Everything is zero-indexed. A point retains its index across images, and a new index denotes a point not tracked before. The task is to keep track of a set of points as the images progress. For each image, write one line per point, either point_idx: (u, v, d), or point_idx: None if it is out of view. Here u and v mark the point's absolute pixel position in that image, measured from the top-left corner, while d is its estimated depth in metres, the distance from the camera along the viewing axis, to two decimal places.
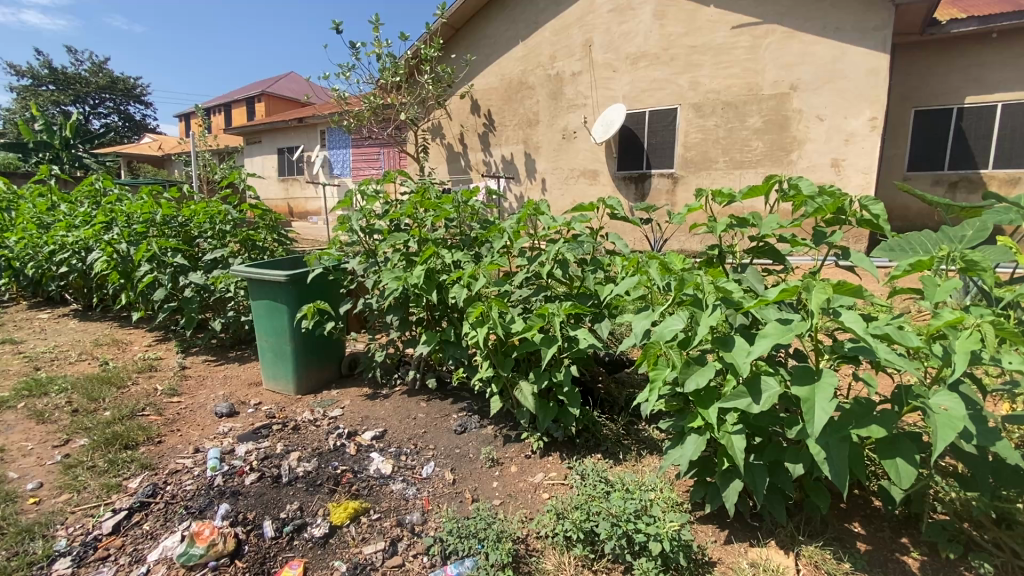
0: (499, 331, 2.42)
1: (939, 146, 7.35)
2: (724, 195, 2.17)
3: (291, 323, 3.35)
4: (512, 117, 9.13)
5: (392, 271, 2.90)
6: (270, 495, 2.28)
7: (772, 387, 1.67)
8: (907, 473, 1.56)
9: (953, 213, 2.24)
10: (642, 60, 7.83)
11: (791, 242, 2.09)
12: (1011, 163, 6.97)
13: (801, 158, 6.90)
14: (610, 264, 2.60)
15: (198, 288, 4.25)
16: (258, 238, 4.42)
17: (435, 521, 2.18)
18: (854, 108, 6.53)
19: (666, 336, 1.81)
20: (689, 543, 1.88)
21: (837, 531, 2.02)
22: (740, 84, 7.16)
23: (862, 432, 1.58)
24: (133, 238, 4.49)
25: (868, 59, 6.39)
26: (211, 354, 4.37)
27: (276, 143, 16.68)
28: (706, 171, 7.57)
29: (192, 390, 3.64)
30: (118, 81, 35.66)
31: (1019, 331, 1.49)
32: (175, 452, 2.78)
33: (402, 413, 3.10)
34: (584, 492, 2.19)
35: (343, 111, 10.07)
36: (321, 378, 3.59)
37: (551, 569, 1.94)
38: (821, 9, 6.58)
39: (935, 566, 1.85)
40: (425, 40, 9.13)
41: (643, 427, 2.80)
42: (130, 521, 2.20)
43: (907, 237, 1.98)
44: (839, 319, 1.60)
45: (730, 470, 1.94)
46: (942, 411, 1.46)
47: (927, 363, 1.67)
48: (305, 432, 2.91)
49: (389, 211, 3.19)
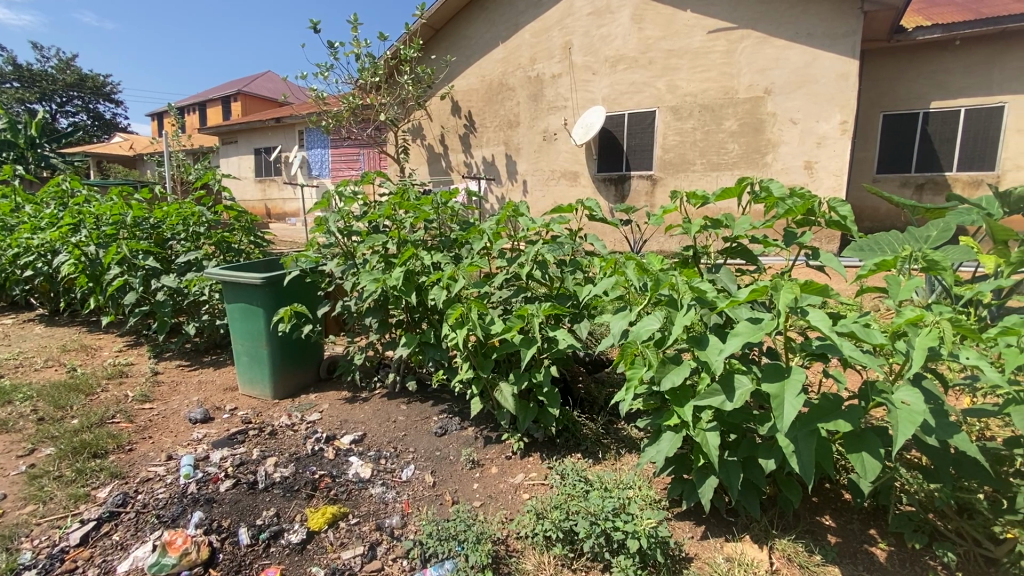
0: (479, 332, 2.42)
1: (906, 149, 7.61)
2: (698, 196, 2.19)
3: (267, 326, 3.29)
4: (492, 118, 9.17)
5: (371, 272, 2.87)
6: (246, 502, 2.25)
7: (745, 384, 1.70)
8: (872, 467, 1.60)
9: (918, 214, 2.32)
10: (620, 63, 7.92)
11: (763, 242, 2.13)
12: (973, 166, 7.26)
13: (775, 160, 7.05)
14: (588, 265, 2.64)
15: (172, 291, 4.14)
16: (233, 240, 4.40)
17: (415, 524, 2.17)
18: (825, 111, 6.71)
19: (642, 336, 1.84)
20: (666, 540, 1.91)
21: (809, 524, 2.08)
22: (716, 87, 7.29)
23: (829, 426, 1.62)
24: (102, 240, 4.35)
25: (838, 65, 6.58)
26: (185, 359, 4.26)
27: (253, 143, 16.41)
28: (684, 173, 7.68)
29: (165, 396, 3.55)
30: (87, 77, 34.44)
31: (976, 329, 1.55)
32: (146, 460, 2.71)
33: (382, 416, 3.08)
34: (564, 491, 2.21)
35: (321, 111, 9.91)
36: (298, 382, 3.53)
37: (530, 569, 1.95)
38: (793, 14, 6.75)
39: (901, 556, 1.92)
40: (404, 40, 9.03)
41: (622, 426, 2.83)
42: (99, 531, 2.14)
43: (875, 238, 2.05)
44: (806, 318, 1.63)
45: (706, 466, 1.97)
46: (903, 405, 1.52)
47: (892, 360, 1.72)
48: (282, 437, 2.87)
49: (368, 212, 3.17)
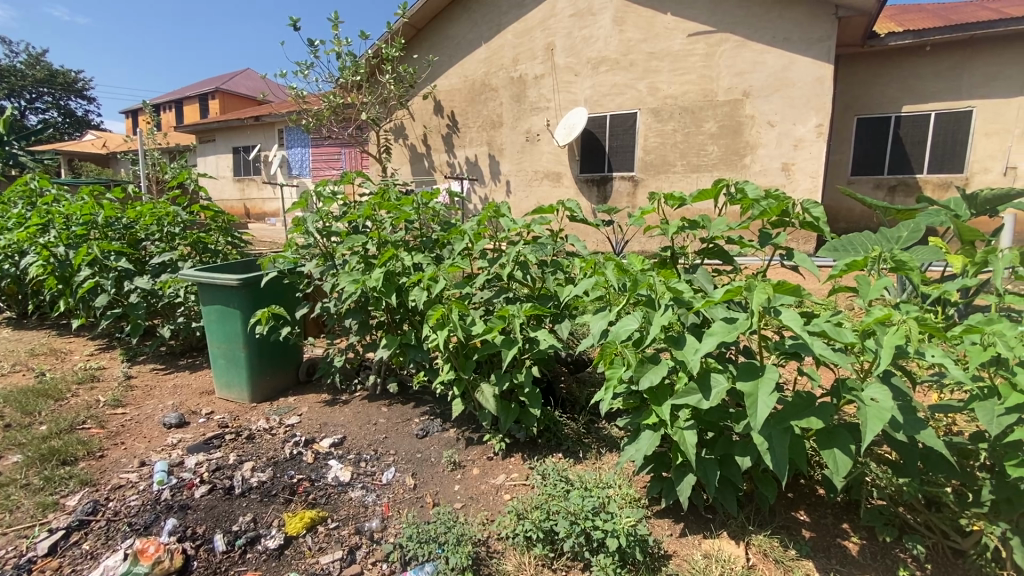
0: (459, 333, 2.41)
1: (880, 152, 7.81)
2: (676, 196, 2.21)
3: (244, 328, 3.23)
4: (475, 118, 9.15)
5: (351, 274, 2.85)
6: (221, 508, 2.21)
7: (721, 383, 1.73)
8: (843, 463, 1.64)
9: (890, 215, 2.37)
10: (602, 65, 7.98)
11: (739, 243, 2.16)
12: (943, 169, 7.49)
13: (754, 162, 7.17)
14: (570, 266, 2.65)
15: (146, 293, 4.05)
16: (210, 240, 4.31)
17: (395, 527, 2.15)
18: (802, 115, 6.85)
19: (622, 336, 1.86)
20: (644, 538, 1.93)
21: (784, 519, 2.11)
22: (696, 90, 7.39)
23: (801, 423, 1.66)
24: (72, 241, 4.23)
25: (814, 69, 6.72)
26: (160, 363, 4.17)
27: (231, 142, 16.11)
28: (665, 175, 7.78)
29: (138, 401, 3.47)
30: (57, 72, 33.36)
31: (941, 327, 1.60)
32: (118, 466, 2.64)
33: (363, 418, 3.05)
34: (545, 491, 2.21)
35: (302, 110, 9.77)
36: (277, 385, 3.48)
37: (511, 570, 1.95)
38: (770, 18, 6.88)
39: (873, 549, 1.97)
40: (386, 39, 8.97)
41: (603, 425, 2.85)
42: (68, 541, 2.08)
43: (848, 238, 2.09)
44: (779, 318, 1.66)
45: (684, 464, 1.99)
46: (873, 402, 1.55)
47: (862, 358, 1.76)
48: (260, 441, 2.82)
49: (348, 212, 3.14)
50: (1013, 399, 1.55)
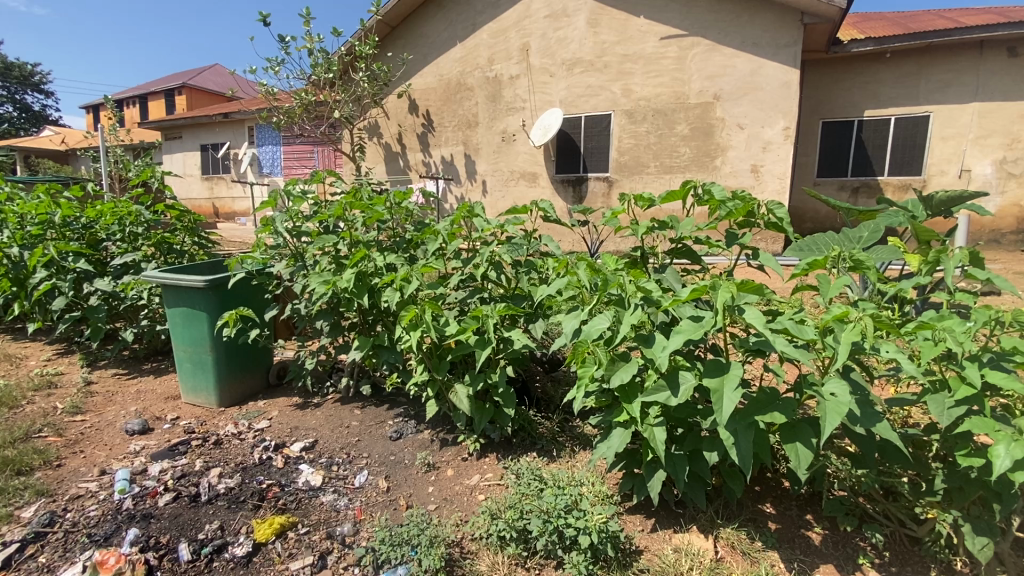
0: (433, 334, 2.40)
1: (844, 154, 8.07)
2: (645, 197, 2.25)
3: (211, 331, 3.15)
4: (451, 118, 9.11)
5: (321, 275, 2.80)
6: (186, 516, 2.15)
7: (689, 380, 1.77)
8: (805, 456, 1.69)
9: (851, 216, 2.45)
10: (577, 66, 8.04)
11: (706, 243, 2.20)
12: (902, 171, 7.79)
13: (725, 164, 7.33)
14: (543, 266, 2.66)
15: (106, 295, 3.91)
16: (175, 240, 4.16)
17: (368, 531, 2.13)
18: (770, 118, 7.04)
19: (593, 336, 1.88)
20: (616, 534, 1.95)
21: (751, 512, 2.17)
22: (669, 93, 7.51)
23: (765, 418, 1.70)
24: (27, 241, 4.03)
25: (782, 74, 6.92)
26: (122, 367, 4.02)
27: (199, 139, 15.65)
28: (638, 176, 7.88)
29: (99, 407, 3.34)
30: (13, 65, 31.79)
31: (894, 323, 1.66)
32: (77, 476, 2.53)
33: (335, 421, 3.00)
34: (519, 491, 2.22)
35: (272, 107, 9.55)
36: (246, 389, 3.40)
37: (484, 570, 1.95)
38: (740, 23, 7.04)
39: (834, 538, 2.04)
40: (359, 36, 8.84)
41: (577, 423, 2.87)
42: (22, 554, 1.98)
43: (811, 238, 2.16)
44: (743, 316, 1.70)
45: (655, 460, 2.03)
46: (831, 397, 1.61)
47: (822, 354, 1.82)
48: (228, 446, 2.75)
49: (318, 211, 3.09)
50: (962, 391, 1.63)
